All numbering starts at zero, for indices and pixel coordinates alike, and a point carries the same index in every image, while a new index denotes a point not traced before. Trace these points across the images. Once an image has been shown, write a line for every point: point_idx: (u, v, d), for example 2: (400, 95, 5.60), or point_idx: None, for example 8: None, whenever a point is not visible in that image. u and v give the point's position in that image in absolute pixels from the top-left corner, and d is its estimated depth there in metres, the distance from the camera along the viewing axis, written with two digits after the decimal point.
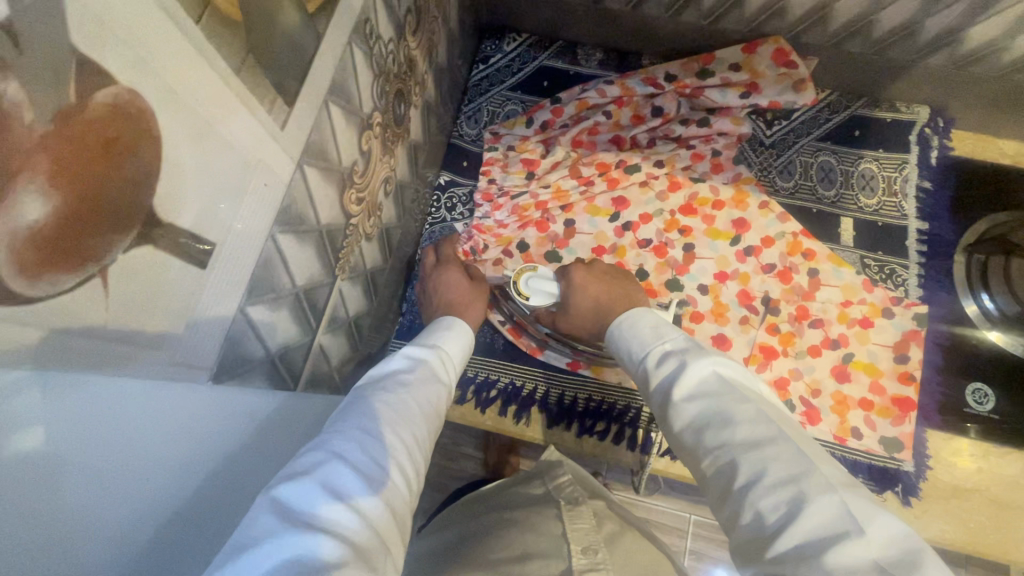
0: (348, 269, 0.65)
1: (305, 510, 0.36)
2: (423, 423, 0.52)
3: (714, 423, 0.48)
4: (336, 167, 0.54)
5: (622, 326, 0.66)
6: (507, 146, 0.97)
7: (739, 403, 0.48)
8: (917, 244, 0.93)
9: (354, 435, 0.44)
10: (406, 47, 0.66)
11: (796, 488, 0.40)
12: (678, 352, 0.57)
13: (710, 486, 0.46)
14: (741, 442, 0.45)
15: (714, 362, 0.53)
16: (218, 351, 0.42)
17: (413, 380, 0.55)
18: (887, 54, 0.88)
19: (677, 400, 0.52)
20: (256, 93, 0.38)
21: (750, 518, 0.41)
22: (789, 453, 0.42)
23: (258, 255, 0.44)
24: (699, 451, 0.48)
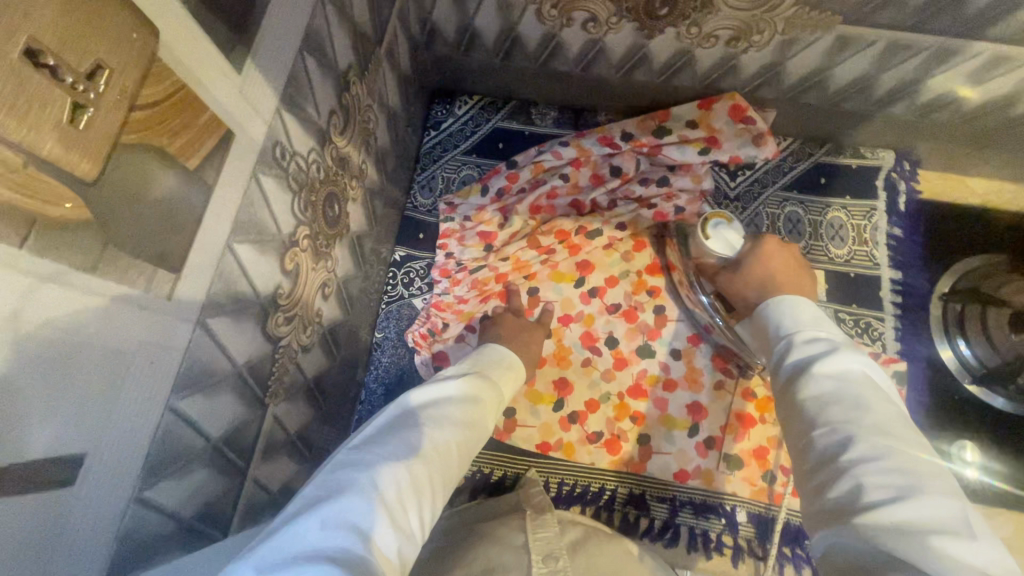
0: (283, 390, 0.60)
1: (310, 540, 0.38)
2: (448, 456, 0.53)
3: (847, 404, 0.48)
4: (253, 301, 0.50)
5: (782, 301, 0.64)
6: (463, 216, 0.92)
7: (879, 403, 0.48)
8: (891, 294, 0.90)
9: (388, 462, 0.47)
10: (334, 148, 0.62)
11: (914, 483, 0.40)
12: (829, 339, 0.56)
13: (811, 452, 0.47)
14: (872, 426, 0.45)
15: (865, 366, 0.52)
16: (111, 552, 0.38)
17: (441, 411, 0.57)
18: (846, 105, 0.85)
19: (817, 371, 0.52)
20: (126, 278, 0.34)
21: (851, 483, 0.42)
22: (910, 455, 0.43)
23: (156, 433, 0.40)
24: (815, 419, 0.49)
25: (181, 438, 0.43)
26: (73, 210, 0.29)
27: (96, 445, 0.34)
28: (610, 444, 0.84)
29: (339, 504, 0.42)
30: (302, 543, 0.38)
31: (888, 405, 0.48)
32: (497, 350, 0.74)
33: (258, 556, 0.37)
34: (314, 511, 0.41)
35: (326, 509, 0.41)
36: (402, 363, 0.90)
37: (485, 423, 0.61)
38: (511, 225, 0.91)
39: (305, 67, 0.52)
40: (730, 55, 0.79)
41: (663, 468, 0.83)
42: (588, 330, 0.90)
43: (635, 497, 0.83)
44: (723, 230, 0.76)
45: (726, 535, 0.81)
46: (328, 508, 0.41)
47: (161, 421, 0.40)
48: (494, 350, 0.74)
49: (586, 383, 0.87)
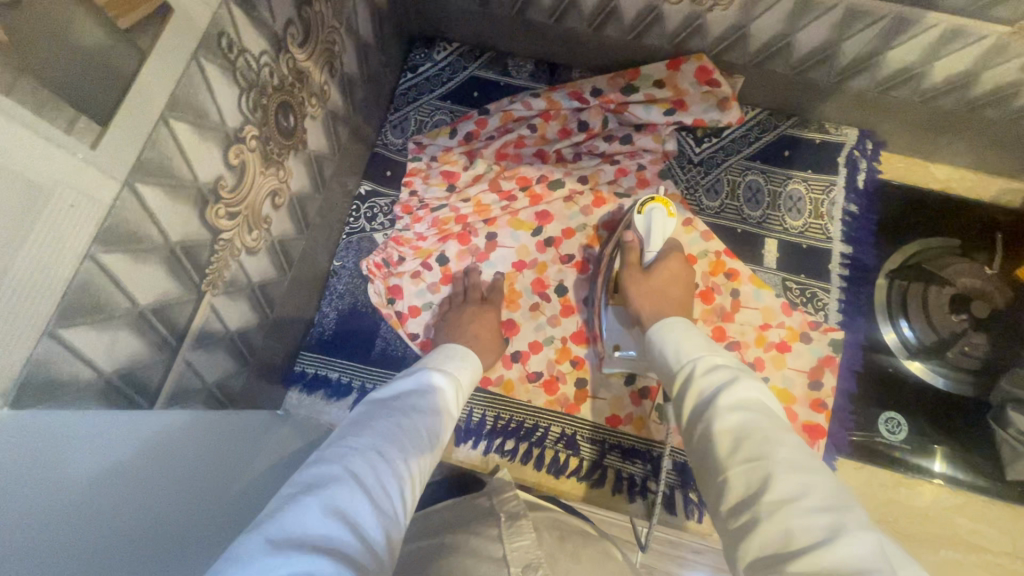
0: (222, 284, 0.63)
1: (312, 528, 0.40)
2: (426, 455, 0.56)
3: (756, 438, 0.49)
4: (189, 183, 0.53)
5: (675, 330, 0.68)
6: (430, 156, 0.96)
7: (784, 433, 0.50)
8: (839, 268, 0.92)
9: (368, 456, 0.49)
10: (291, 60, 0.65)
11: (836, 520, 0.41)
12: (728, 365, 0.59)
13: (730, 495, 0.48)
14: (786, 462, 0.47)
15: (762, 393, 0.55)
16: (20, 372, 0.41)
17: (423, 414, 0.59)
18: (810, 75, 0.87)
19: (721, 406, 0.54)
20: (44, 112, 0.37)
21: (778, 530, 0.42)
22: (828, 490, 0.44)
23: (74, 279, 0.43)
24: (727, 458, 0.50)
25: (102, 292, 0.46)
26: None
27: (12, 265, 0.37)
28: (548, 385, 0.88)
29: (337, 494, 0.43)
30: (304, 530, 0.39)
31: (793, 433, 0.51)
32: (458, 346, 0.75)
33: (257, 537, 0.38)
34: (311, 498, 0.42)
35: (325, 498, 0.42)
36: (357, 293, 0.93)
37: (451, 417, 0.64)
38: (474, 168, 0.94)
39: None
40: (697, 13, 0.81)
41: (597, 412, 0.86)
42: (540, 277, 0.93)
43: (567, 437, 0.86)
44: (657, 216, 0.82)
45: (650, 481, 0.83)
46: (325, 498, 0.43)
47: (82, 267, 0.44)
48: (467, 351, 0.76)
49: (532, 326, 0.90)
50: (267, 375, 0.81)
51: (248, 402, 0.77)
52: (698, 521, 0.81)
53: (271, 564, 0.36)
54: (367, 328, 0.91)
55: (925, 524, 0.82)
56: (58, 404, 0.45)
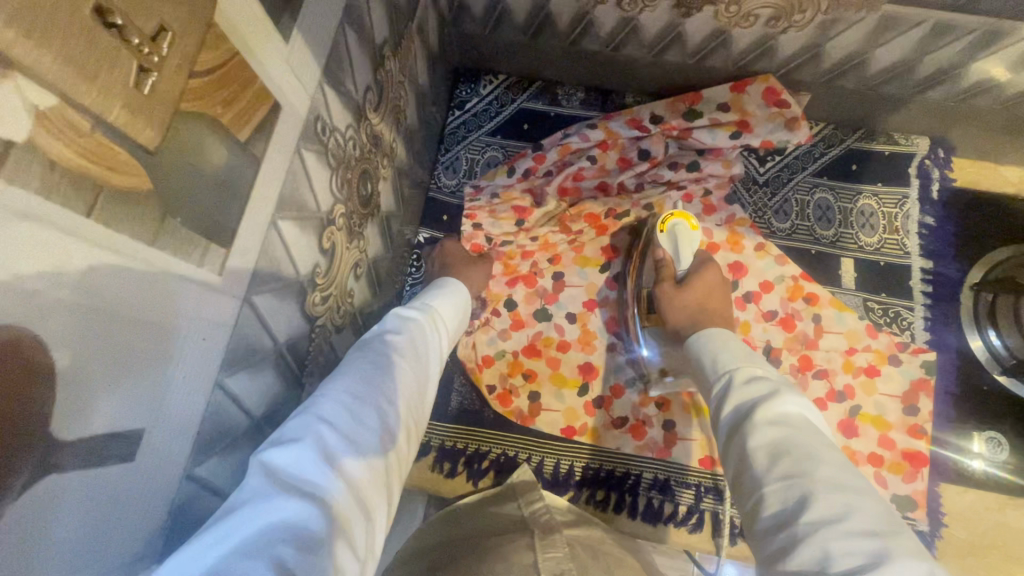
0: (318, 369, 0.60)
1: (296, 477, 0.39)
2: (412, 387, 0.54)
3: (795, 453, 0.47)
4: (294, 279, 0.50)
5: (711, 339, 0.66)
6: (492, 193, 0.91)
7: (826, 449, 0.47)
8: (921, 284, 0.89)
9: (347, 398, 0.47)
10: (369, 125, 0.61)
11: (881, 545, 0.39)
12: (769, 379, 0.57)
13: (765, 517, 0.45)
14: (828, 480, 0.44)
15: (805, 408, 0.53)
16: (164, 526, 0.38)
17: (407, 346, 0.56)
18: (883, 89, 0.83)
19: (758, 417, 0.52)
20: (182, 252, 0.34)
21: (815, 552, 0.40)
22: (873, 514, 0.42)
23: (205, 412, 0.40)
24: (763, 475, 0.47)
25: (229, 413, 0.43)
26: (133, 178, 0.28)
27: (154, 417, 0.34)
28: (635, 430, 0.85)
29: (318, 439, 0.42)
30: (289, 480, 0.39)
31: (834, 451, 0.48)
32: (444, 287, 0.72)
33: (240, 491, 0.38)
34: (292, 447, 0.41)
35: (304, 447, 0.41)
36: None
37: (435, 348, 0.62)
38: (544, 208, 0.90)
39: (345, 40, 0.51)
40: (768, 35, 0.77)
41: (687, 454, 0.83)
42: (614, 316, 0.90)
43: (660, 482, 0.83)
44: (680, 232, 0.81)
45: None
46: (307, 446, 0.41)
47: (212, 395, 0.40)
48: (451, 288, 0.73)
49: (610, 368, 0.87)
50: None
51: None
52: None
53: (255, 517, 0.36)
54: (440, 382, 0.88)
55: None
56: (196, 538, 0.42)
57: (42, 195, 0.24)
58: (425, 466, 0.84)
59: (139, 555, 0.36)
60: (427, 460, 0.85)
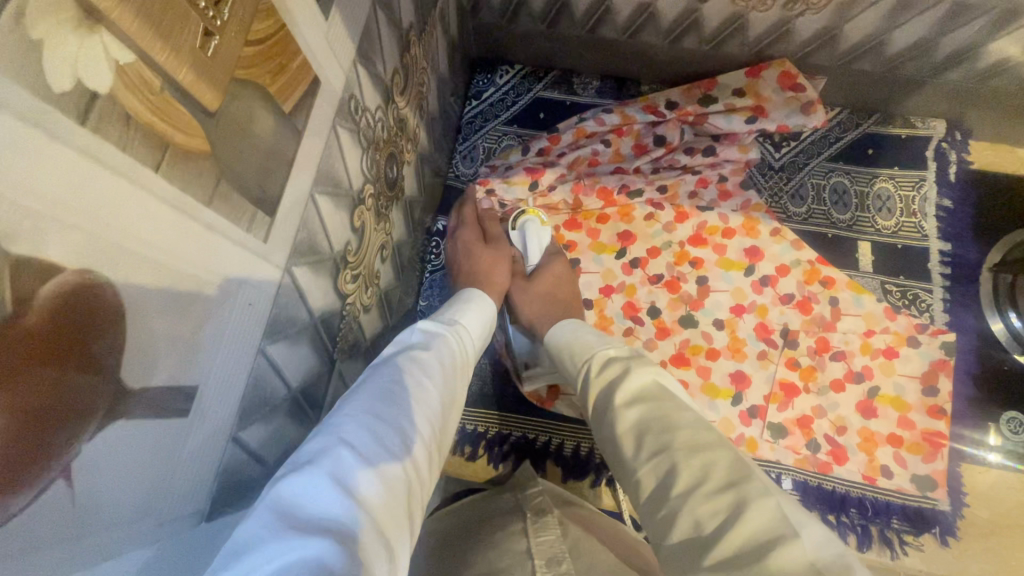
0: (347, 347, 0.61)
1: (315, 506, 0.35)
2: (432, 413, 0.51)
3: (653, 428, 0.49)
4: (328, 255, 0.51)
5: (565, 330, 0.69)
6: (505, 166, 0.93)
7: (680, 412, 0.50)
8: (940, 266, 0.89)
9: (368, 422, 0.44)
10: (395, 108, 0.62)
11: (735, 495, 0.41)
12: (620, 359, 0.60)
13: (644, 501, 0.47)
14: (683, 447, 0.46)
15: (656, 373, 0.56)
16: (214, 486, 0.39)
17: (427, 367, 0.55)
18: (900, 71, 0.84)
19: (617, 403, 0.54)
20: (233, 216, 0.35)
21: (688, 521, 0.41)
22: (729, 462, 0.44)
23: (250, 379, 0.41)
24: (634, 457, 0.49)
25: (273, 383, 0.45)
26: (195, 138, 0.30)
27: (207, 378, 0.36)
28: None
29: (337, 465, 0.39)
30: (307, 508, 0.35)
31: (684, 409, 0.51)
32: (463, 301, 0.70)
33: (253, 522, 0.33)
34: (312, 473, 0.37)
35: (323, 473, 0.38)
36: None
37: (457, 373, 0.59)
38: (558, 170, 0.90)
39: (377, 20, 0.52)
40: (786, 18, 0.78)
41: None
42: (631, 300, 0.91)
43: None
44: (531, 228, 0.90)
45: None
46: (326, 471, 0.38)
47: (256, 365, 0.42)
48: (475, 300, 0.72)
49: None
50: None
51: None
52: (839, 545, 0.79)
53: (273, 550, 0.31)
54: None
55: None
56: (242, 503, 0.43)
57: (120, 146, 0.25)
58: None
59: (192, 513, 0.37)
60: None
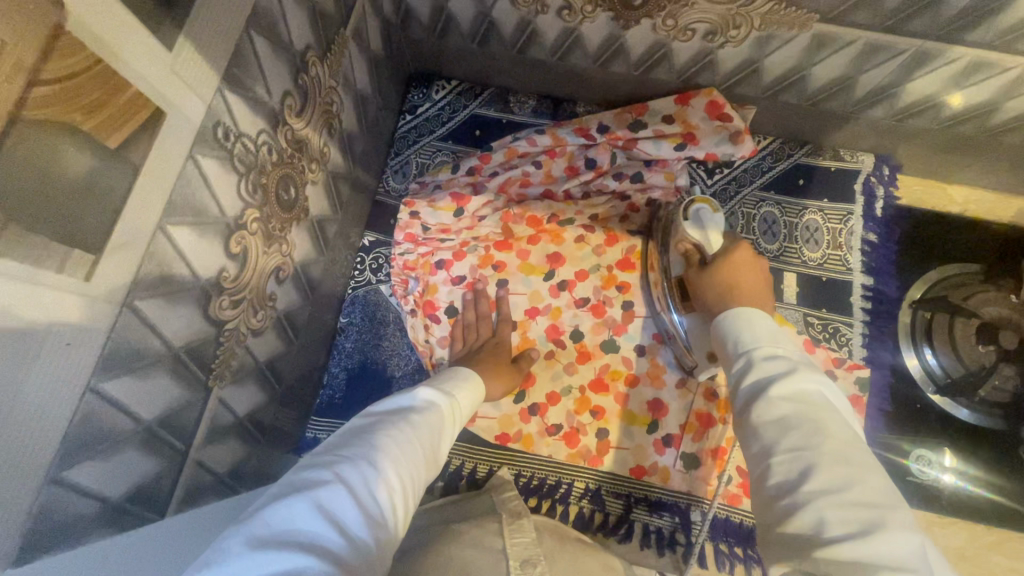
0: (230, 373, 0.60)
1: (297, 528, 0.40)
2: (425, 461, 0.54)
3: (806, 428, 0.46)
4: (191, 284, 0.50)
5: (739, 315, 0.60)
6: (435, 185, 0.92)
7: (838, 426, 0.46)
8: (861, 300, 0.89)
9: (361, 460, 0.48)
10: (289, 130, 0.61)
11: (877, 516, 0.39)
12: (786, 357, 0.53)
13: (762, 479, 0.47)
14: (832, 453, 0.44)
15: (822, 387, 0.50)
16: (25, 525, 0.38)
17: (426, 418, 0.58)
18: (825, 106, 0.84)
19: (772, 393, 0.49)
20: (32, 258, 0.34)
21: (810, 519, 0.41)
22: (873, 486, 0.42)
23: (75, 415, 0.40)
24: (772, 445, 0.47)
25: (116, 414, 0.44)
26: None
27: (8, 413, 0.34)
28: (569, 437, 0.85)
29: (324, 494, 0.43)
30: (289, 529, 0.40)
31: (847, 426, 0.47)
32: (462, 370, 0.74)
33: (239, 543, 0.39)
34: (301, 498, 0.43)
35: (310, 500, 0.42)
36: (366, 349, 0.89)
37: (451, 428, 0.62)
38: (485, 194, 0.90)
39: (252, 45, 0.51)
40: (708, 49, 0.77)
41: (620, 463, 0.84)
42: (555, 323, 0.90)
43: (591, 491, 0.83)
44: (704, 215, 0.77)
45: (679, 533, 0.81)
46: (313, 502, 0.42)
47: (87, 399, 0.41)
48: (470, 377, 0.74)
49: (548, 376, 0.87)
50: (276, 447, 0.78)
51: (264, 479, 0.75)
52: (730, 572, 0.81)
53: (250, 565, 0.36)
54: (378, 387, 0.88)
55: (961, 563, 0.81)
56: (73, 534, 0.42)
57: None
58: None
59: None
60: None
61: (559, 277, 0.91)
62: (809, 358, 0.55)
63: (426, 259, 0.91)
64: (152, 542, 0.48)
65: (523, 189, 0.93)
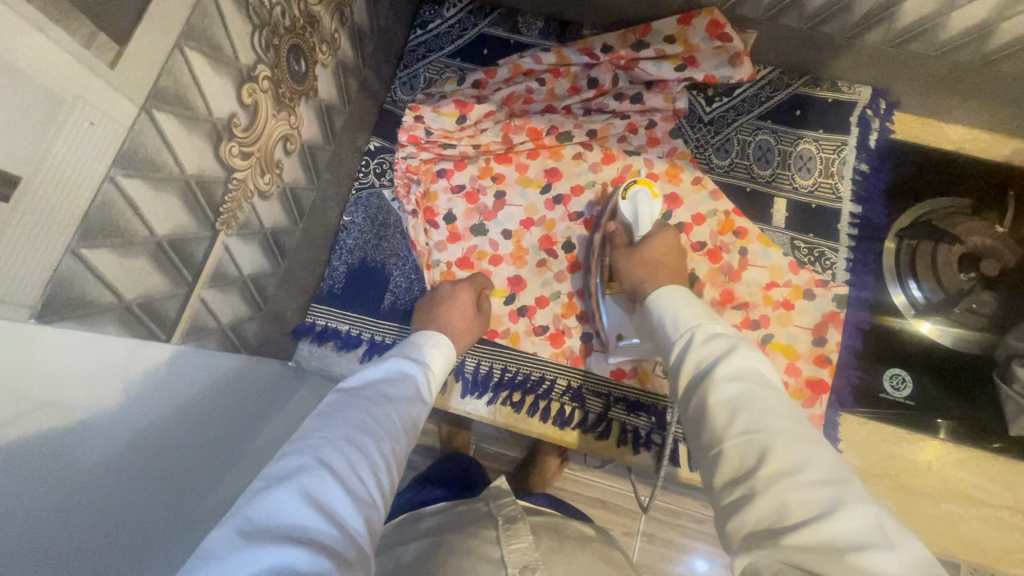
0: (237, 225, 0.64)
1: (283, 520, 0.42)
2: (399, 438, 0.58)
3: (754, 411, 0.50)
4: (204, 116, 0.54)
5: (669, 300, 0.67)
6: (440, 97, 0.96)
7: (778, 403, 0.51)
8: (848, 227, 0.91)
9: (339, 446, 0.51)
10: (302, 1, 0.65)
11: (833, 493, 0.43)
12: (725, 336, 0.59)
13: (720, 470, 0.49)
14: (782, 435, 0.48)
15: (760, 363, 0.56)
16: (46, 287, 0.41)
17: (396, 399, 0.62)
18: (823, 29, 0.85)
19: (718, 376, 0.54)
20: (66, 28, 0.38)
21: (773, 503, 0.43)
22: (824, 464, 0.45)
23: (96, 197, 0.44)
24: (725, 432, 0.50)
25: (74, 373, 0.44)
26: None
27: (27, 186, 0.38)
28: (554, 338, 0.89)
29: (308, 483, 0.46)
30: (276, 522, 0.42)
31: (788, 406, 0.52)
32: (433, 333, 0.76)
33: (230, 535, 0.41)
34: (284, 489, 0.45)
35: (294, 490, 0.45)
36: (367, 247, 0.93)
37: (424, 400, 0.66)
38: (489, 105, 0.93)
39: None
40: None
41: (603, 366, 0.88)
42: (549, 234, 0.93)
43: (573, 389, 0.87)
44: (641, 199, 0.83)
45: (655, 433, 0.85)
46: (299, 491, 0.45)
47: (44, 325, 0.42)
48: (442, 336, 0.77)
49: (538, 282, 0.91)
50: (279, 325, 0.82)
51: (256, 397, 0.74)
52: None
53: (244, 559, 0.39)
54: (376, 283, 0.92)
55: (928, 479, 0.83)
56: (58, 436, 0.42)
57: None
58: (354, 357, 0.89)
59: (19, 301, 0.39)
60: (355, 353, 0.89)
61: (557, 191, 0.94)
62: (741, 332, 0.62)
63: (428, 165, 0.95)
64: (93, 494, 0.46)
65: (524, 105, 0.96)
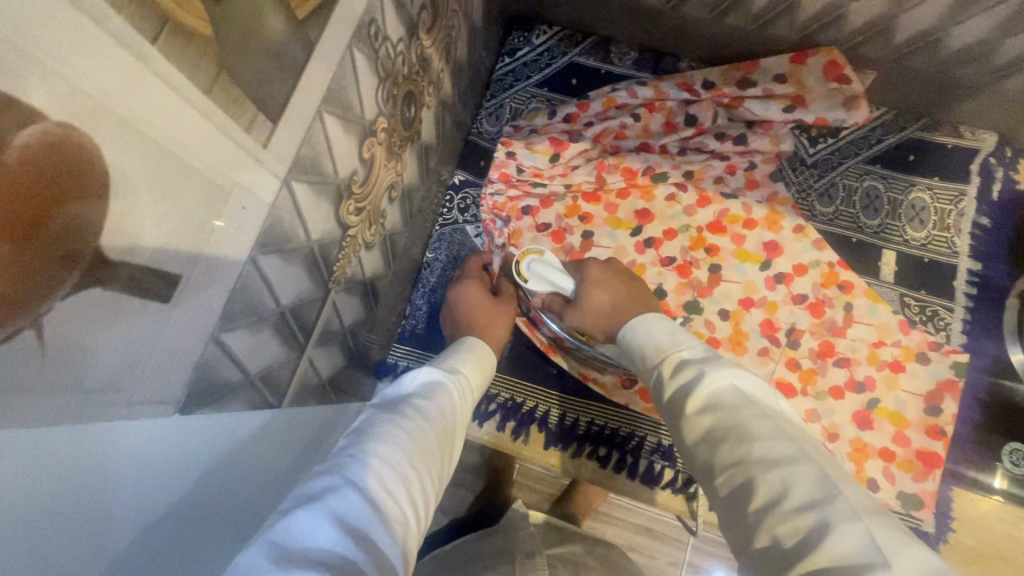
0: (345, 280, 0.62)
1: (311, 542, 0.37)
2: (435, 449, 0.52)
3: (731, 438, 0.46)
4: (332, 179, 0.51)
5: (637, 331, 0.65)
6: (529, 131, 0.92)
7: (757, 422, 0.46)
8: (965, 285, 0.85)
9: (369, 459, 0.46)
10: (419, 46, 0.62)
11: (822, 515, 0.39)
12: (694, 360, 0.55)
13: (721, 505, 0.46)
14: (760, 460, 0.44)
15: (731, 376, 0.51)
16: (189, 381, 0.40)
17: (433, 409, 0.55)
18: (954, 74, 0.79)
19: (691, 411, 0.51)
20: (232, 114, 0.35)
21: (768, 539, 0.40)
22: (812, 479, 0.41)
23: (239, 281, 0.41)
24: (713, 467, 0.47)
25: (121, 450, 0.33)
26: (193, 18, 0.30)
27: (184, 284, 0.35)
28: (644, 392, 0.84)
29: (335, 502, 0.41)
30: (305, 545, 0.37)
31: (764, 415, 0.47)
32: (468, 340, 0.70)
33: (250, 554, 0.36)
34: (311, 508, 0.40)
35: (322, 509, 0.40)
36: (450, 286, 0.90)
37: (463, 410, 0.60)
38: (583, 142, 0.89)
39: None
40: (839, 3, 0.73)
41: None
42: None
43: (663, 448, 0.83)
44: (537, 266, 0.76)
45: None
46: (325, 510, 0.40)
47: (102, 418, 0.32)
48: (475, 345, 0.71)
49: None
50: (364, 368, 0.80)
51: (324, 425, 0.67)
52: None
53: None
54: None
55: None
56: (98, 510, 0.32)
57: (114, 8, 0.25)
58: None
59: (165, 400, 0.38)
60: None
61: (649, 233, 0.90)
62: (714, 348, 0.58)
63: (514, 203, 0.91)
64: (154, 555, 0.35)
65: (617, 141, 0.91)
